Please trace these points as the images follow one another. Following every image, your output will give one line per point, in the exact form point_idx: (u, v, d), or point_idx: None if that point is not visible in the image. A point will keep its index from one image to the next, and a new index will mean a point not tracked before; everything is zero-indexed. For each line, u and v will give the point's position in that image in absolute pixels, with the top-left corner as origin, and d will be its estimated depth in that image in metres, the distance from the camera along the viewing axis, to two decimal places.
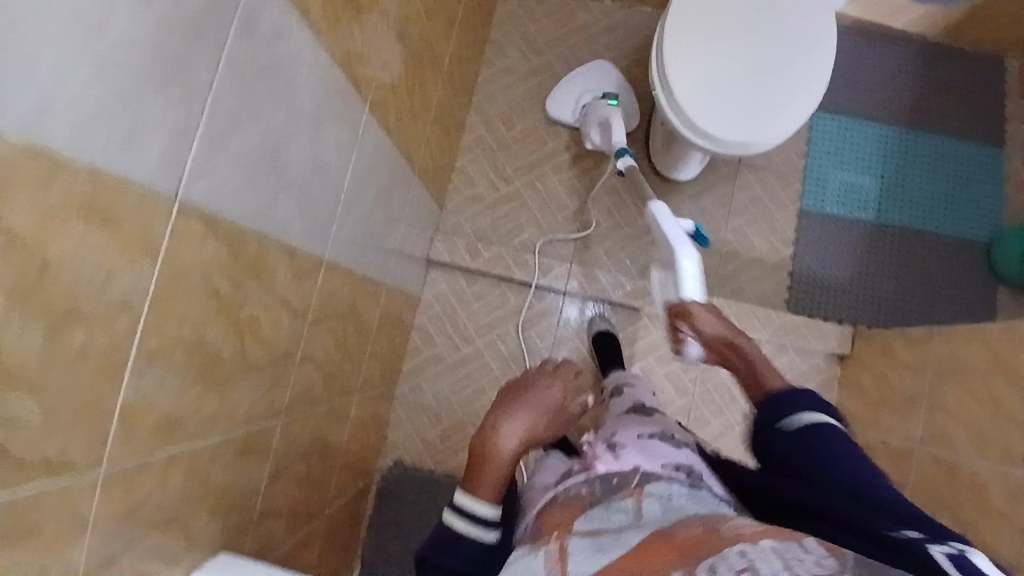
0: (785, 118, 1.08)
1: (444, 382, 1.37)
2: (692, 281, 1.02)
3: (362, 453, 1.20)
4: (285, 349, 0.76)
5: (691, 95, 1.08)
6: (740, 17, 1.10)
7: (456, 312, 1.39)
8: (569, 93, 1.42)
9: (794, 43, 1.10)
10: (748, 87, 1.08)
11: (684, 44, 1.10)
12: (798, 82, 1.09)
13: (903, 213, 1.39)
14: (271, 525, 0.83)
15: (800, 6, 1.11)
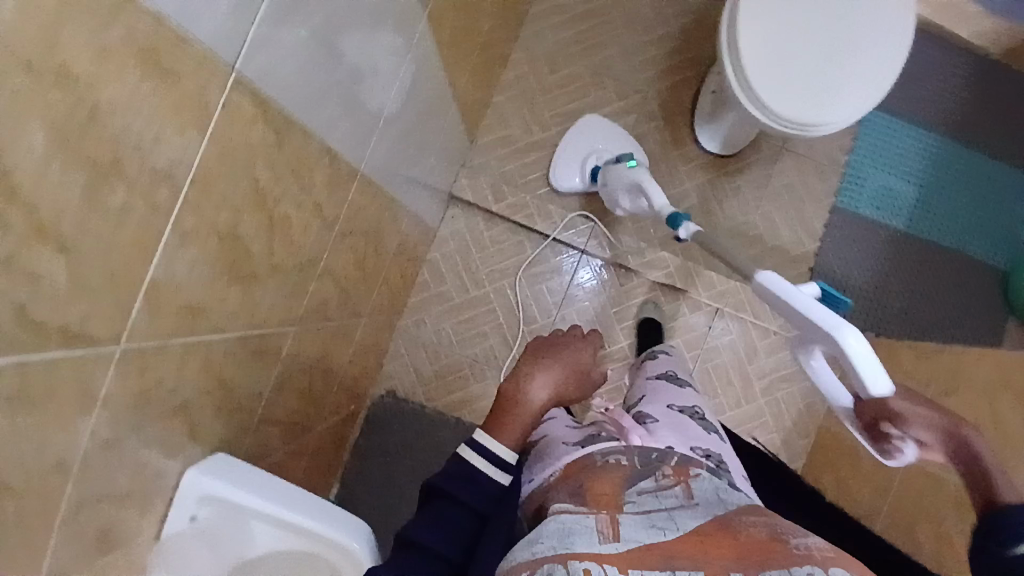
0: (848, 103, 1.03)
1: (448, 322, 1.35)
2: (869, 365, 0.71)
3: (358, 378, 1.18)
4: (310, 258, 0.73)
5: (756, 62, 1.03)
6: None
7: (470, 253, 1.36)
8: (571, 162, 1.33)
9: (874, 25, 1.04)
10: (817, 64, 1.03)
11: (760, 6, 1.04)
12: (871, 67, 1.03)
13: (933, 226, 1.37)
14: (269, 433, 0.82)
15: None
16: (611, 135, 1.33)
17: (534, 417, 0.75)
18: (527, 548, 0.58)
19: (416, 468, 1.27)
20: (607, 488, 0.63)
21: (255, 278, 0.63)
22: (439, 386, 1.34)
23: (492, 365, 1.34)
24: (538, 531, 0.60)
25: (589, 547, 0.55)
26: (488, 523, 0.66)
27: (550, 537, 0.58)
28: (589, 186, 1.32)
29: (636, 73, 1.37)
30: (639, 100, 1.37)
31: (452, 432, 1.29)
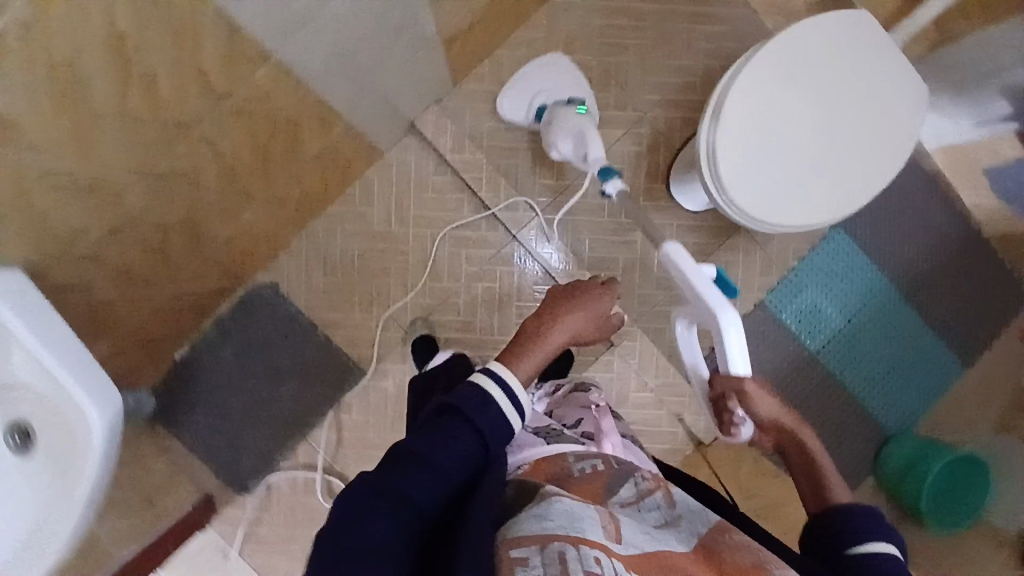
0: (803, 214, 0.97)
1: (358, 244, 1.34)
2: (736, 352, 0.92)
3: (240, 257, 1.19)
4: (183, 123, 0.71)
5: (736, 131, 0.94)
6: (833, 90, 0.96)
7: (407, 189, 1.34)
8: (521, 96, 1.28)
9: (864, 150, 0.97)
10: (793, 161, 0.95)
11: (767, 76, 0.94)
12: (835, 189, 0.97)
13: (843, 363, 1.36)
14: (98, 272, 0.83)
15: (895, 117, 0.98)
16: (572, 77, 1.29)
17: (552, 353, 0.87)
18: (534, 522, 0.55)
19: (275, 366, 1.34)
20: (591, 491, 0.63)
21: (97, 119, 0.62)
22: (324, 298, 1.34)
23: (381, 302, 1.34)
24: (544, 509, 0.56)
25: (599, 537, 0.54)
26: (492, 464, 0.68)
27: (560, 517, 0.55)
28: (534, 124, 1.28)
29: (642, 90, 1.32)
30: (633, 118, 1.32)
31: (318, 347, 1.34)
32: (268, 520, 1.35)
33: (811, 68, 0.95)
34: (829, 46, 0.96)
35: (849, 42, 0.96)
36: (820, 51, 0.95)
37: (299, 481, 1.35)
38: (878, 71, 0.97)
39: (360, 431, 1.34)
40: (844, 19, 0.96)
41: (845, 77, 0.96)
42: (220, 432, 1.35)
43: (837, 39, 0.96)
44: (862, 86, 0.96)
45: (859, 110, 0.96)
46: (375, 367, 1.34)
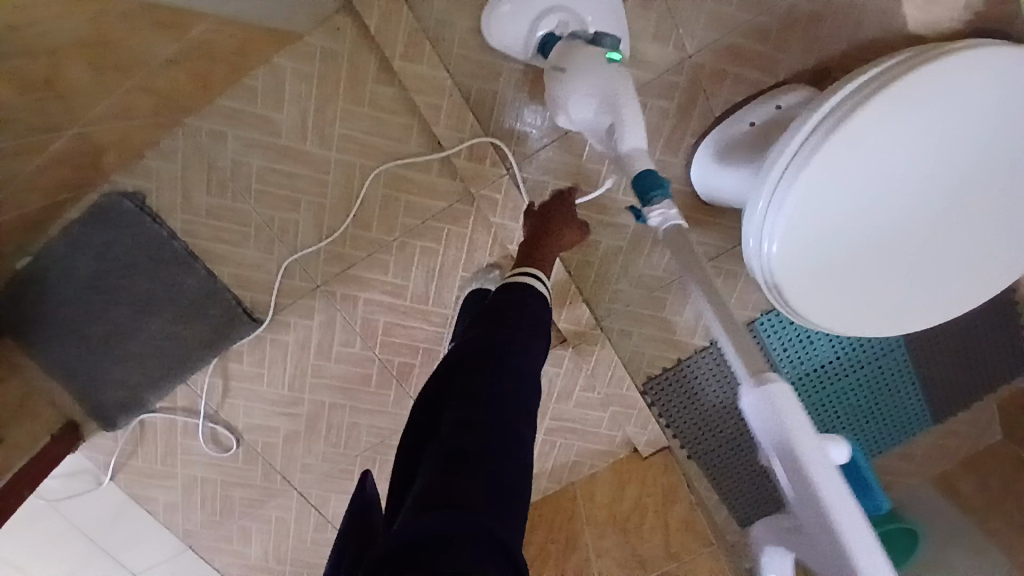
0: (859, 321, 0.73)
1: (260, 159, 0.98)
2: None
3: (75, 168, 0.83)
4: None
5: (821, 195, 0.65)
6: (958, 171, 0.68)
7: (334, 96, 0.94)
8: (525, 4, 0.84)
9: (963, 253, 0.72)
10: (876, 253, 0.69)
11: (891, 125, 0.64)
12: (899, 297, 0.73)
13: (813, 398, 1.18)
14: None
15: (1017, 217, 0.72)
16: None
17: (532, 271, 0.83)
18: None
19: (142, 295, 1.04)
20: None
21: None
22: (209, 223, 1.02)
23: (286, 242, 1.03)
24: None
25: None
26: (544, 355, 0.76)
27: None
28: (534, 58, 0.88)
29: (694, 21, 0.90)
30: (670, 63, 0.92)
31: (198, 282, 1.04)
32: (143, 454, 1.20)
33: (952, 130, 0.66)
34: (988, 100, 0.66)
35: (1013, 101, 0.67)
36: (973, 105, 0.65)
37: (179, 420, 1.17)
38: (1023, 154, 0.69)
39: (253, 382, 1.14)
40: (1019, 71, 0.66)
41: (987, 151, 0.68)
42: (72, 357, 1.08)
43: (1001, 92, 0.66)
44: (995, 173, 0.69)
45: (976, 204, 0.70)
46: (273, 316, 1.08)
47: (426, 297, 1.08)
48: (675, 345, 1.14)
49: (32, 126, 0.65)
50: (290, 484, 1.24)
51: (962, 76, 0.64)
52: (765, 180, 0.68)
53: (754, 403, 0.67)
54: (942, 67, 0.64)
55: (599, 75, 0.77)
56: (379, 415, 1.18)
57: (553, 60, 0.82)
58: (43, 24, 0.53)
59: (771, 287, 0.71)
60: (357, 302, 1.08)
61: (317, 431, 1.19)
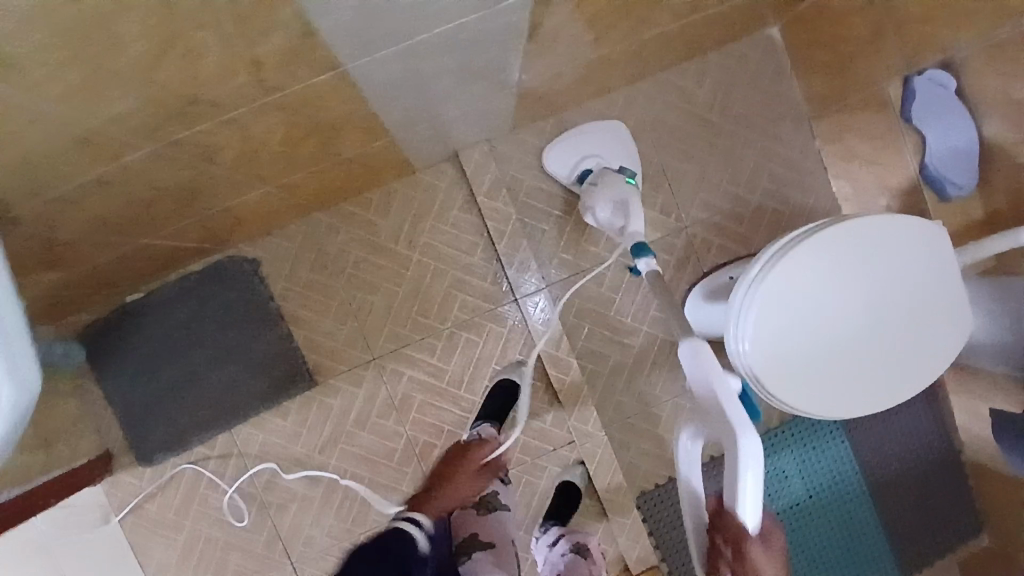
0: (828, 405, 0.92)
1: (356, 251, 1.26)
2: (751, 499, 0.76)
3: (228, 223, 1.08)
4: (204, 108, 0.62)
5: (775, 306, 0.89)
6: (885, 294, 0.90)
7: (427, 216, 1.26)
8: (572, 151, 1.22)
9: (909, 353, 0.92)
10: (829, 351, 0.91)
11: (821, 259, 0.89)
12: (857, 389, 0.92)
13: (790, 534, 1.34)
14: (71, 210, 0.73)
15: (947, 322, 0.91)
16: (627, 151, 1.24)
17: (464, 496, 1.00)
18: None
19: (224, 343, 1.24)
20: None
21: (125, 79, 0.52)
22: (300, 293, 1.26)
23: (358, 319, 1.27)
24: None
25: None
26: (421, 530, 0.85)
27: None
28: (573, 184, 1.22)
29: (691, 203, 1.28)
30: (674, 229, 1.28)
31: (276, 338, 1.25)
32: (160, 500, 1.26)
33: (873, 266, 0.89)
34: (896, 245, 0.90)
35: (922, 251, 0.90)
36: (887, 250, 0.90)
37: (205, 470, 1.26)
38: (939, 285, 0.91)
39: (287, 441, 1.26)
40: (923, 229, 0.90)
41: (899, 282, 0.90)
42: (140, 387, 1.23)
43: (893, 240, 0.90)
44: (917, 298, 0.91)
45: (906, 319, 0.91)
46: (326, 380, 1.26)
47: (460, 384, 1.28)
48: (666, 463, 1.30)
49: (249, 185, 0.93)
50: (288, 558, 1.27)
51: (874, 229, 0.89)
52: (735, 295, 0.92)
53: (689, 351, 0.86)
54: (857, 222, 0.89)
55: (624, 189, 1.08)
56: (391, 494, 1.27)
57: (592, 184, 1.15)
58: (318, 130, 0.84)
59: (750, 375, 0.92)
60: (402, 381, 1.27)
61: (331, 501, 1.27)
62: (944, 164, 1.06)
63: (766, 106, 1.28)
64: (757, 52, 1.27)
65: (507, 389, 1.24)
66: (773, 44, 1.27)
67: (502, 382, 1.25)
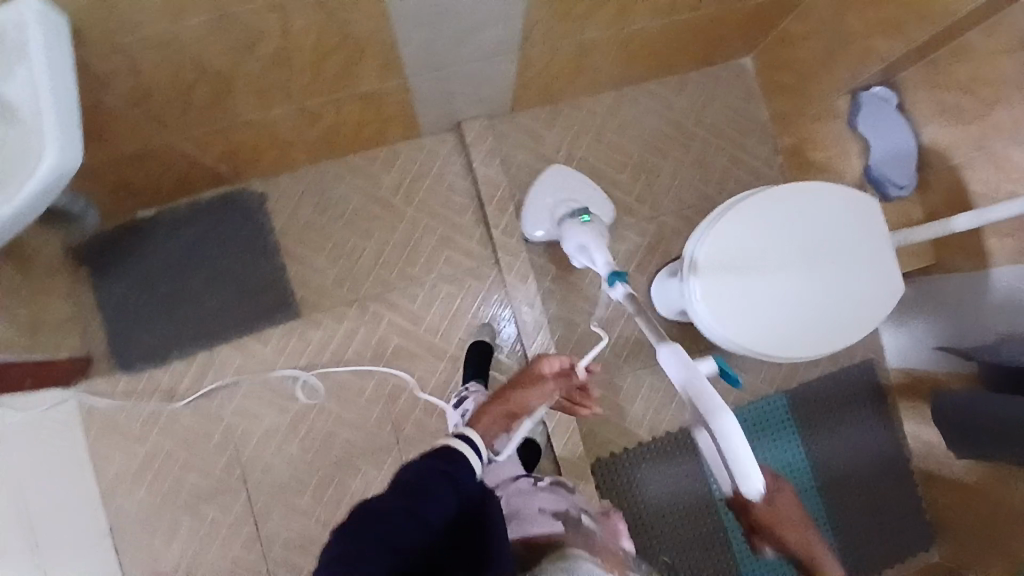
0: (783, 345, 1.01)
1: (358, 198, 1.37)
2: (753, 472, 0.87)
3: (248, 150, 1.20)
4: None
5: (715, 265, 1.00)
6: (813, 246, 1.02)
7: (426, 176, 1.38)
8: (539, 208, 1.35)
9: (847, 293, 1.02)
10: (773, 298, 1.01)
11: (751, 221, 1.01)
12: (808, 332, 1.02)
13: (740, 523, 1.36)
14: (125, 71, 0.85)
15: (873, 259, 1.03)
16: (590, 188, 1.37)
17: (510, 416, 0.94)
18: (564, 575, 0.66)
19: (220, 265, 1.32)
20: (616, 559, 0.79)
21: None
22: (300, 230, 1.35)
23: (350, 261, 1.36)
24: (570, 564, 0.67)
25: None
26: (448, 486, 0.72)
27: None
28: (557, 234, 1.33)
29: (665, 195, 1.42)
30: (648, 216, 1.42)
31: (272, 268, 1.34)
32: (130, 411, 1.31)
33: (796, 224, 1.02)
34: (816, 207, 1.02)
35: (841, 210, 1.03)
36: (808, 211, 1.02)
37: (179, 386, 1.31)
38: (862, 237, 1.03)
39: (264, 367, 1.33)
40: (834, 192, 1.03)
41: (824, 237, 1.02)
42: (133, 297, 1.30)
43: (811, 203, 1.02)
44: (844, 249, 1.02)
45: (837, 266, 1.02)
46: (311, 314, 1.34)
47: (437, 334, 1.36)
48: (623, 433, 1.36)
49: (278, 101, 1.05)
50: (244, 485, 1.31)
51: (790, 194, 1.02)
52: (681, 261, 1.04)
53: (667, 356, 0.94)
54: (773, 188, 1.02)
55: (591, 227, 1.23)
56: (356, 430, 1.33)
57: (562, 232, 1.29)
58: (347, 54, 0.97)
59: (705, 326, 1.02)
60: (382, 324, 1.35)
61: (297, 431, 1.32)
62: (888, 165, 1.22)
63: (737, 120, 1.45)
64: (732, 74, 1.45)
65: (481, 349, 1.31)
66: (746, 69, 1.45)
67: (476, 343, 1.32)
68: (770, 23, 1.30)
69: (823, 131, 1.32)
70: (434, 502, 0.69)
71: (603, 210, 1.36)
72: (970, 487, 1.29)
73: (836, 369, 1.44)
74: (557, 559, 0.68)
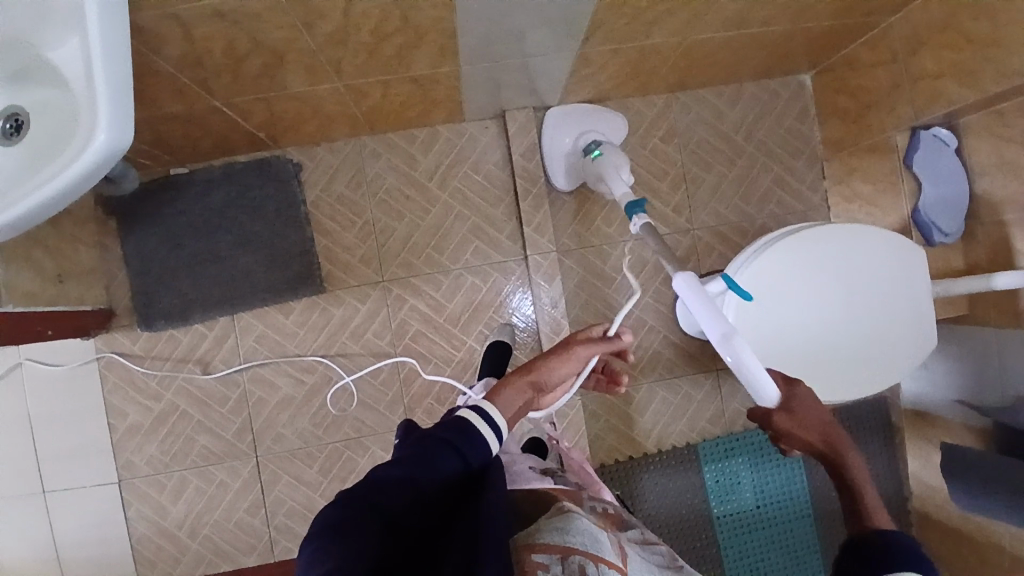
0: (810, 386, 1.00)
1: (392, 177, 1.34)
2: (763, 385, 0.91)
3: (289, 120, 1.17)
4: None
5: (750, 300, 0.98)
6: (851, 289, 1.00)
7: (463, 163, 1.36)
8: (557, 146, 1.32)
9: (879, 338, 1.01)
10: (806, 338, 1.00)
11: (792, 258, 0.99)
12: (836, 374, 1.01)
13: (732, 540, 1.38)
14: (179, 38, 0.83)
15: (909, 308, 1.02)
16: (600, 110, 1.32)
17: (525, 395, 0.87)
18: (558, 534, 0.66)
19: (249, 231, 1.31)
20: (609, 523, 0.79)
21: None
22: (331, 204, 1.33)
23: (378, 240, 1.35)
24: (567, 522, 0.68)
25: (614, 562, 0.68)
26: (448, 445, 0.69)
27: (583, 535, 0.67)
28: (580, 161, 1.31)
29: (702, 209, 1.40)
30: (682, 228, 1.40)
31: (298, 238, 1.32)
32: (147, 367, 1.31)
33: (838, 265, 1.00)
34: (859, 249, 1.00)
35: (884, 255, 1.01)
36: (851, 253, 1.00)
37: (198, 348, 1.32)
38: (903, 284, 1.01)
39: (284, 338, 1.33)
40: (881, 237, 1.01)
41: (865, 281, 1.00)
42: (157, 254, 1.29)
43: (856, 246, 1.00)
44: (882, 295, 1.01)
45: (874, 311, 1.01)
46: (334, 290, 1.34)
47: (458, 324, 1.35)
48: (629, 441, 1.37)
49: (326, 78, 1.02)
50: (254, 451, 1.33)
51: (835, 234, 1.00)
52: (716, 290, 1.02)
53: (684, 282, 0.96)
54: (819, 228, 1.00)
55: (605, 158, 1.19)
56: (368, 409, 1.34)
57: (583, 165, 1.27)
58: (406, 40, 0.94)
59: None
60: (404, 307, 1.35)
61: (310, 405, 1.33)
62: (934, 208, 1.19)
63: (786, 141, 1.41)
64: (788, 93, 1.41)
65: (502, 347, 1.29)
66: (802, 89, 1.41)
67: (496, 341, 1.29)
68: (836, 46, 1.25)
69: (875, 165, 1.29)
70: (431, 468, 0.66)
71: (613, 125, 1.32)
72: (965, 537, 1.30)
73: (848, 403, 1.44)
74: (556, 515, 0.70)
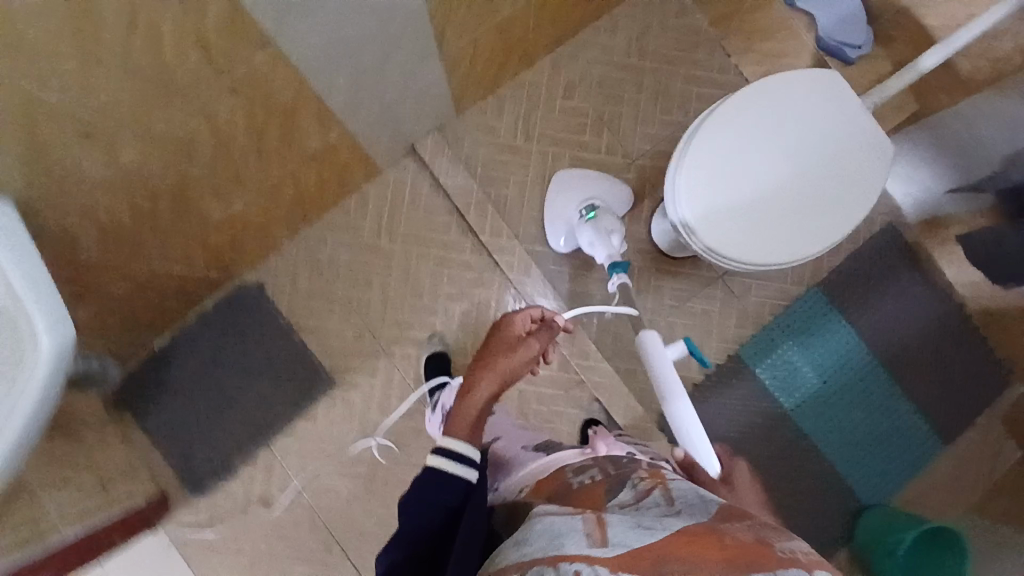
0: (795, 244, 0.99)
1: (346, 253, 1.37)
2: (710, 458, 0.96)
3: (229, 248, 1.22)
4: (171, 87, 0.77)
5: (700, 195, 0.98)
6: (787, 137, 0.99)
7: (401, 208, 1.38)
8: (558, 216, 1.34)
9: (838, 168, 0.99)
10: (770, 202, 0.98)
11: (718, 139, 0.98)
12: (815, 221, 0.99)
13: (816, 425, 1.36)
14: (88, 221, 0.88)
15: (851, 128, 1.00)
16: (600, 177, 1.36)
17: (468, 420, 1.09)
18: (516, 550, 0.59)
19: (248, 362, 1.34)
20: (594, 500, 0.67)
21: (98, 41, 0.66)
22: (306, 303, 1.37)
23: (361, 314, 1.37)
24: (526, 535, 0.61)
25: (577, 546, 0.54)
26: None
27: (539, 540, 0.57)
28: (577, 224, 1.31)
29: (633, 139, 1.40)
30: (624, 165, 1.40)
31: (292, 348, 1.36)
32: (219, 528, 1.34)
33: (765, 123, 0.99)
34: (775, 99, 0.99)
35: (801, 94, 1.00)
36: (770, 107, 0.99)
37: (253, 487, 1.35)
38: (833, 109, 1.00)
39: (323, 441, 1.35)
40: (790, 79, 1.00)
41: (796, 124, 0.99)
42: (177, 422, 1.33)
43: (771, 99, 0.99)
44: (819, 128, 0.99)
45: (819, 147, 0.99)
46: (346, 377, 1.36)
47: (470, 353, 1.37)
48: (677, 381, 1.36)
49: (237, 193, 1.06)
50: (346, 555, 1.34)
51: (746, 99, 0.99)
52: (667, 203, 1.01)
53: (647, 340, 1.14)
54: (731, 99, 0.99)
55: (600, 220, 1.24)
56: None
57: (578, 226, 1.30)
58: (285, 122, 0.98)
59: (713, 254, 0.99)
60: (414, 362, 1.37)
61: (375, 490, 1.35)
62: (836, 30, 1.33)
63: (679, 39, 1.41)
64: None
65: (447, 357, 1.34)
66: None
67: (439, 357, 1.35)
68: None
69: None
70: None
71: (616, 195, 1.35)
72: None
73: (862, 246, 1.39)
74: (520, 536, 0.62)
